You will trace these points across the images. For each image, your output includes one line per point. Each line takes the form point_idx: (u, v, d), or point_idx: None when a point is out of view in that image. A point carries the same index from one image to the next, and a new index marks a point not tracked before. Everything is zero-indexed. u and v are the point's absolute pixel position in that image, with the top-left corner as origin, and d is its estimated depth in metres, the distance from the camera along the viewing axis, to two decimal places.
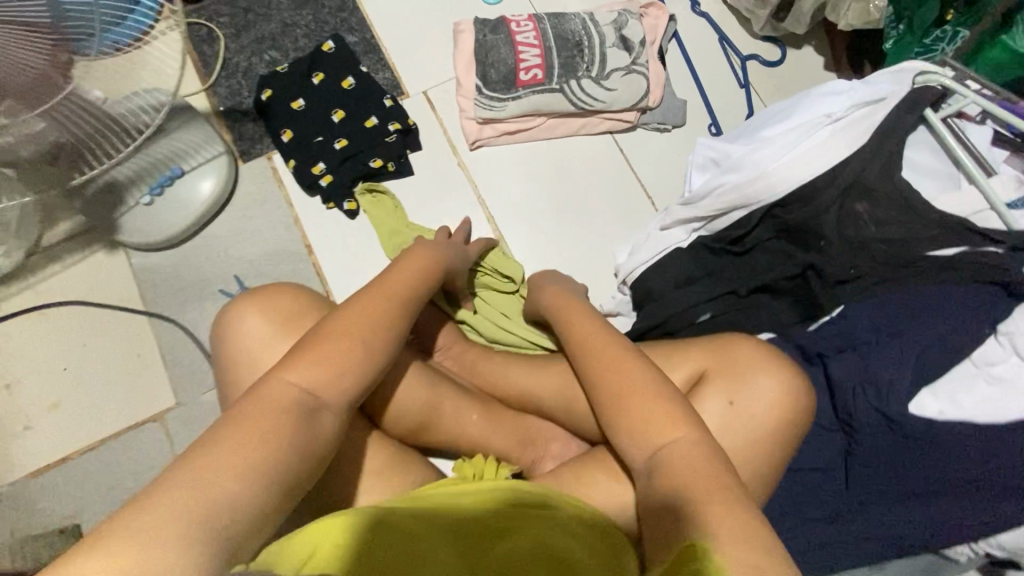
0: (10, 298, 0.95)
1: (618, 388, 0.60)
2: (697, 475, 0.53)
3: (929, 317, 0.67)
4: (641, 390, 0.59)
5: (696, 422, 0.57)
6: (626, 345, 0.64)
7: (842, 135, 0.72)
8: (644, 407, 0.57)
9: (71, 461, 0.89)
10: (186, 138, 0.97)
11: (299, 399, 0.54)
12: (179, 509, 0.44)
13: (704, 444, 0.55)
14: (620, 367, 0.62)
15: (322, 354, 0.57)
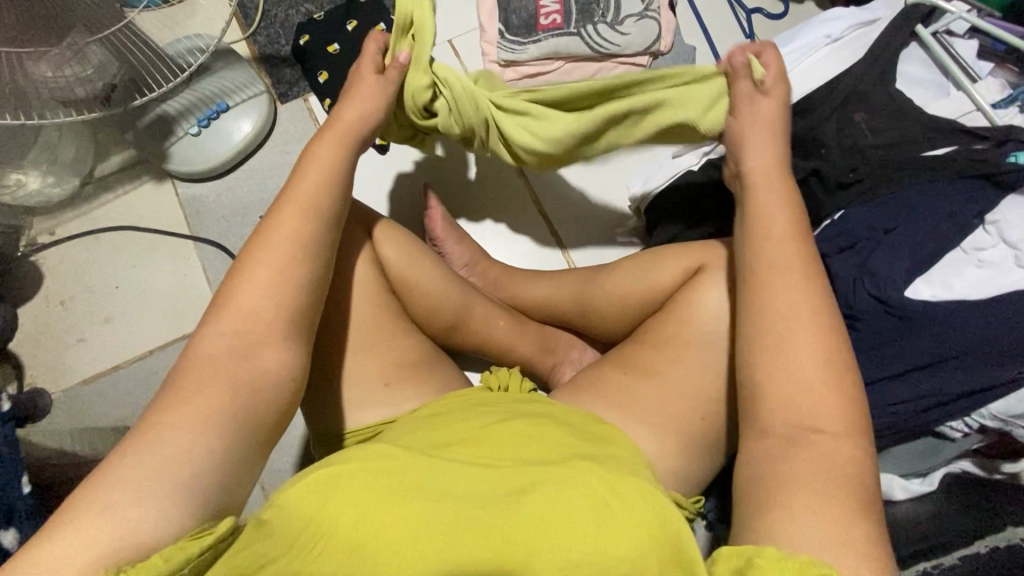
0: (66, 225, 1.02)
1: (772, 304, 0.57)
2: (791, 402, 0.54)
3: (921, 211, 0.74)
4: (783, 307, 0.57)
5: (827, 350, 0.55)
6: (778, 245, 0.60)
7: (839, 55, 0.83)
8: (793, 330, 0.56)
9: (121, 369, 0.96)
10: (231, 76, 1.05)
11: (245, 331, 0.55)
12: (145, 469, 0.46)
13: (834, 379, 0.54)
14: (796, 300, 0.57)
15: (239, 296, 0.56)
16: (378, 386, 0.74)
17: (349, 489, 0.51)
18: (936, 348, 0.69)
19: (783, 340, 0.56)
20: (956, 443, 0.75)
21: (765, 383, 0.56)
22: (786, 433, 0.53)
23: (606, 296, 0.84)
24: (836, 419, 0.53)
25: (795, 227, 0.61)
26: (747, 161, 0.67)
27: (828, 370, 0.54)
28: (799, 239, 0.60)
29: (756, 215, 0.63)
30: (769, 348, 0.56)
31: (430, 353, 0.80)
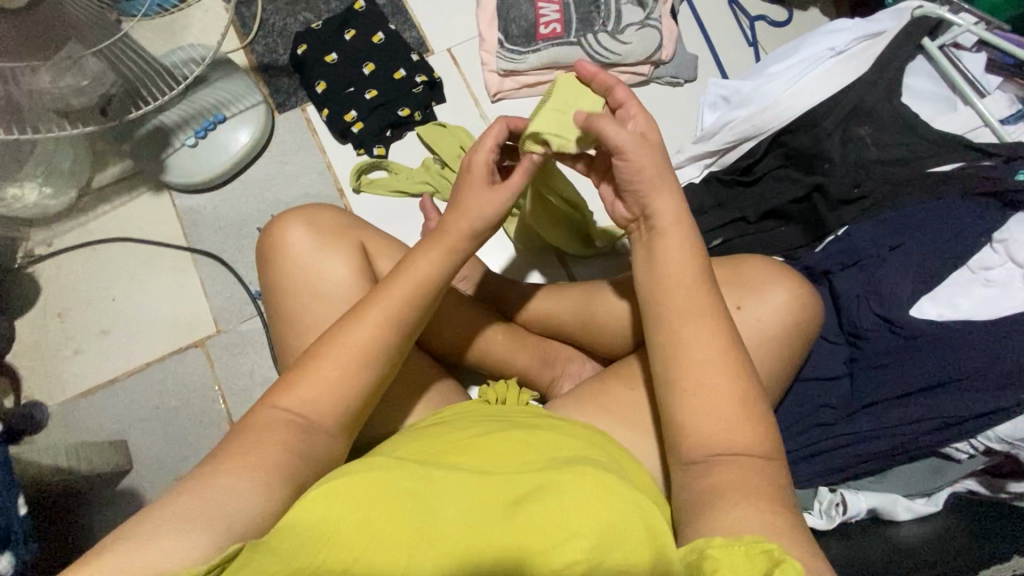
0: (63, 236, 1.02)
1: (684, 348, 0.56)
2: (712, 433, 0.53)
3: (927, 229, 0.72)
4: (693, 349, 0.55)
5: (740, 384, 0.54)
6: (693, 279, 0.58)
7: (844, 66, 0.82)
8: (705, 371, 0.54)
9: (117, 383, 0.95)
10: (228, 87, 1.04)
11: (312, 402, 0.56)
12: (197, 512, 0.47)
13: (748, 409, 0.54)
14: (692, 330, 0.56)
15: (321, 369, 0.57)
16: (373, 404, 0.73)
17: (349, 499, 0.50)
18: (942, 370, 0.69)
19: (700, 367, 0.55)
20: (961, 464, 0.74)
21: (679, 420, 0.55)
22: (707, 466, 0.52)
23: (606, 311, 0.83)
24: (756, 447, 0.52)
25: (694, 263, 0.59)
26: (649, 204, 0.60)
27: (737, 391, 0.54)
28: (696, 270, 0.58)
29: (653, 250, 0.60)
30: (684, 387, 0.55)
31: (428, 370, 0.79)
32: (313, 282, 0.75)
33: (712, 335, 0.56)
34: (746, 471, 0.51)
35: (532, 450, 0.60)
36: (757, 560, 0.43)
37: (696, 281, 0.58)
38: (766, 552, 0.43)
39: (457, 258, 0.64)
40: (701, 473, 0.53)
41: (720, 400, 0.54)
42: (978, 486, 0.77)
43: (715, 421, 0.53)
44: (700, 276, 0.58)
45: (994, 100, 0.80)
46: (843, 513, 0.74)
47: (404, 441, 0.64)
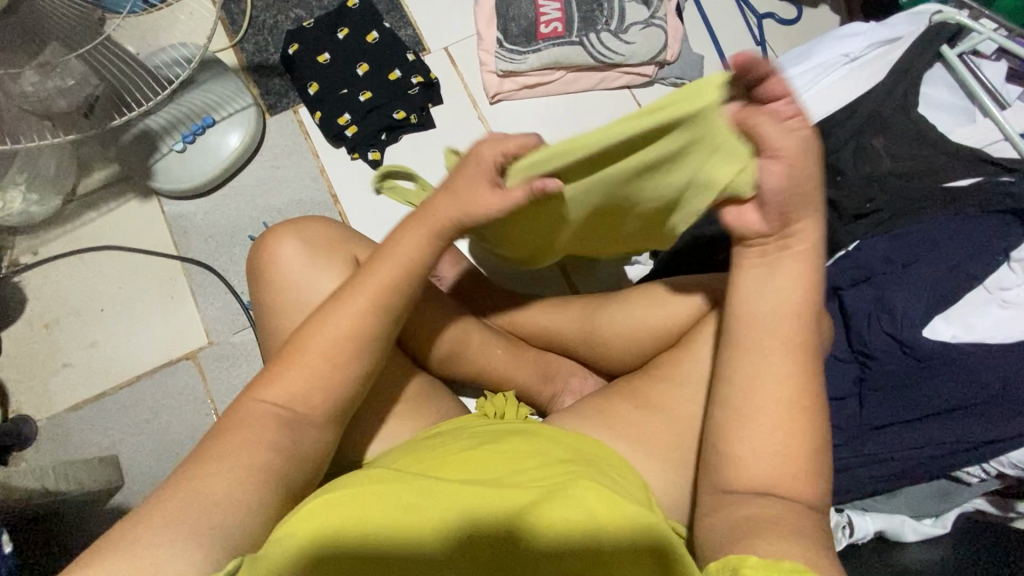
0: (50, 244, 0.99)
1: (751, 383, 0.54)
2: (759, 473, 0.52)
3: (939, 246, 0.71)
4: (762, 386, 0.53)
5: (801, 430, 0.52)
6: (777, 316, 0.55)
7: (860, 74, 0.80)
8: (770, 411, 0.52)
9: (107, 397, 0.93)
10: (217, 88, 1.00)
11: (305, 428, 0.53)
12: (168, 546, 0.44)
13: (804, 457, 0.52)
14: (770, 364, 0.54)
15: (306, 363, 0.54)
16: (369, 425, 0.71)
17: (342, 509, 0.50)
18: (954, 394, 0.67)
19: (772, 402, 0.53)
20: (971, 487, 0.72)
21: (731, 453, 0.53)
22: (743, 503, 0.51)
23: (610, 326, 0.80)
24: (801, 491, 0.51)
25: (789, 299, 0.55)
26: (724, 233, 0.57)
27: (800, 428, 0.52)
28: (789, 313, 0.54)
29: (735, 281, 0.57)
30: (743, 422, 0.53)
31: (425, 388, 0.76)
32: (304, 300, 0.72)
33: (789, 371, 0.53)
34: (768, 509, 0.49)
35: (545, 462, 0.57)
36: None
37: (789, 325, 0.54)
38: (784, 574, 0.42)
39: (438, 245, 0.60)
40: (729, 507, 0.51)
41: (786, 437, 0.52)
42: (988, 508, 0.75)
43: (774, 458, 0.51)
44: (791, 316, 0.55)
45: (1017, 113, 0.77)
46: (849, 536, 0.73)
47: (407, 453, 0.63)
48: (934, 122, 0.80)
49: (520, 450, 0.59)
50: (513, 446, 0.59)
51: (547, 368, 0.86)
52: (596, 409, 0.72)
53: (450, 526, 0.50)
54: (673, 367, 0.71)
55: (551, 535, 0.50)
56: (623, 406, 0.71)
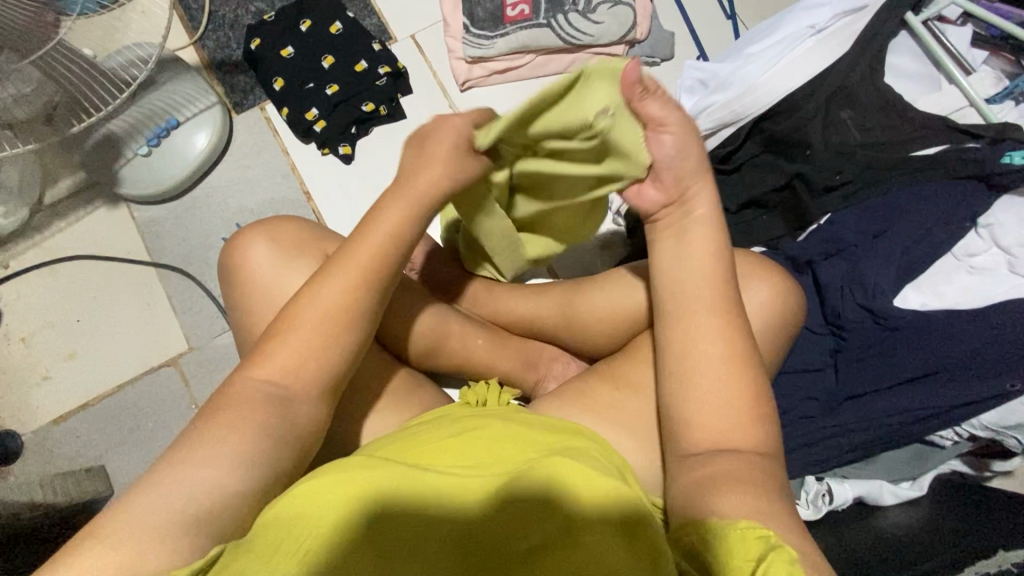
0: (19, 256, 0.97)
1: (688, 351, 0.56)
2: (709, 435, 0.53)
3: (908, 216, 0.72)
4: (706, 348, 0.55)
5: (751, 388, 0.54)
6: (712, 280, 0.57)
7: (829, 42, 0.79)
8: (706, 368, 0.55)
9: (89, 408, 0.92)
10: (179, 89, 0.97)
11: None
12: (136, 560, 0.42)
13: (754, 415, 0.53)
14: (703, 327, 0.56)
15: (302, 371, 0.53)
16: (351, 422, 0.71)
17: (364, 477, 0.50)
18: (926, 361, 0.69)
19: (704, 362, 0.55)
20: (945, 450, 0.74)
21: (681, 417, 0.55)
22: (701, 461, 0.52)
23: (589, 310, 0.80)
24: (750, 443, 0.52)
25: (708, 262, 0.58)
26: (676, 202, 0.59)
27: (741, 379, 0.54)
28: (715, 278, 0.57)
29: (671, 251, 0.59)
30: (693, 386, 0.55)
31: (407, 381, 0.76)
32: (277, 302, 0.71)
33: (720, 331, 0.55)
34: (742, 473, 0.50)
35: (523, 443, 0.58)
36: (752, 544, 0.43)
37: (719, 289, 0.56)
38: (761, 538, 0.44)
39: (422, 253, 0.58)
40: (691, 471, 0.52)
41: (726, 393, 0.54)
42: (965, 470, 0.77)
43: (721, 417, 0.53)
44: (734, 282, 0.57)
45: (981, 78, 0.78)
46: (829, 503, 0.75)
47: (387, 443, 0.62)
48: (902, 91, 0.80)
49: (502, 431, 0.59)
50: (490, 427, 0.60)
51: (527, 354, 0.86)
52: (577, 393, 0.72)
53: (457, 502, 0.51)
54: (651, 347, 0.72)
55: (534, 503, 0.50)
56: (604, 390, 0.71)
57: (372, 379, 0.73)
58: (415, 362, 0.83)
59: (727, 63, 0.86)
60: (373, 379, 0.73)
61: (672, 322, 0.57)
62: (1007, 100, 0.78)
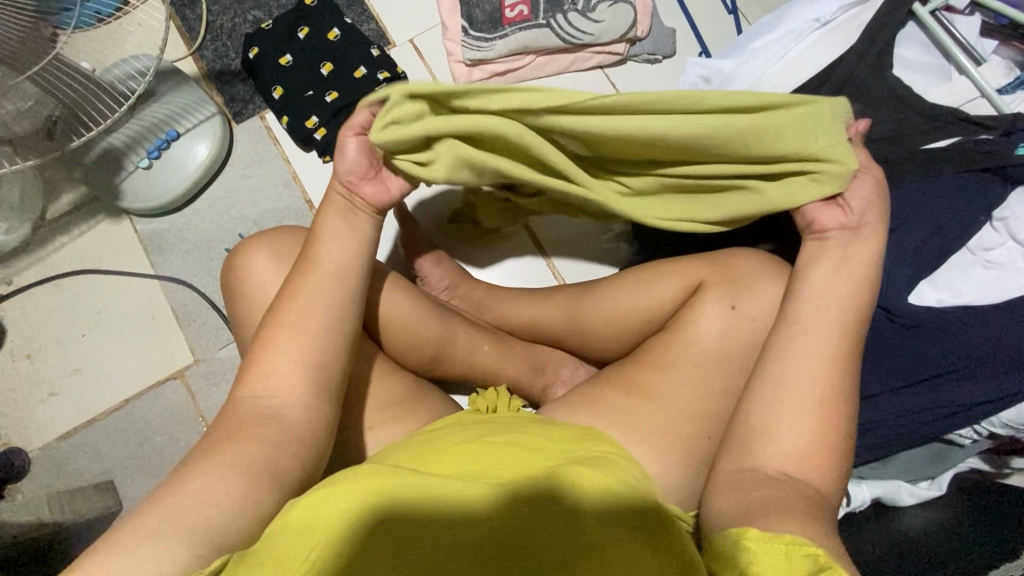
0: (23, 272, 0.97)
1: (806, 362, 0.56)
2: (778, 445, 0.54)
3: (921, 210, 0.70)
4: (808, 363, 0.56)
5: (825, 412, 0.55)
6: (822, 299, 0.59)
7: (830, 38, 0.80)
8: (810, 390, 0.55)
9: (96, 423, 0.92)
10: (178, 100, 0.97)
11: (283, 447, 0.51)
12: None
13: (824, 449, 0.54)
14: (812, 347, 0.57)
15: None
16: (361, 433, 0.71)
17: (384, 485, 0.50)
18: (943, 359, 0.67)
19: (805, 382, 0.55)
20: (965, 448, 0.73)
21: (767, 430, 0.54)
22: (766, 482, 0.52)
23: (596, 314, 0.79)
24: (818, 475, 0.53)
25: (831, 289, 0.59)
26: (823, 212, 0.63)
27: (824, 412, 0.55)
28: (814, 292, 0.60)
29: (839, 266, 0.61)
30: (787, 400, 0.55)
31: (414, 390, 0.75)
32: None
33: (823, 357, 0.56)
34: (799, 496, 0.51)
35: (540, 448, 0.57)
36: (798, 563, 0.42)
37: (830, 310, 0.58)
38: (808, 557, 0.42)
39: None
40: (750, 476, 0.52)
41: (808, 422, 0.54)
42: (983, 467, 0.76)
43: (799, 443, 0.54)
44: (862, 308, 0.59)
45: (991, 69, 0.78)
46: (846, 505, 0.73)
47: (395, 453, 0.61)
48: (911, 83, 0.79)
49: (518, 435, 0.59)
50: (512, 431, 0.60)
51: (535, 359, 0.85)
52: (587, 399, 0.71)
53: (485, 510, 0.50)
54: (661, 351, 0.71)
55: (561, 512, 0.50)
56: (614, 396, 0.70)
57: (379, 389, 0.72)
58: (421, 372, 0.82)
59: (731, 59, 0.85)
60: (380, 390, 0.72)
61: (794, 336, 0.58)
62: (1019, 90, 0.76)
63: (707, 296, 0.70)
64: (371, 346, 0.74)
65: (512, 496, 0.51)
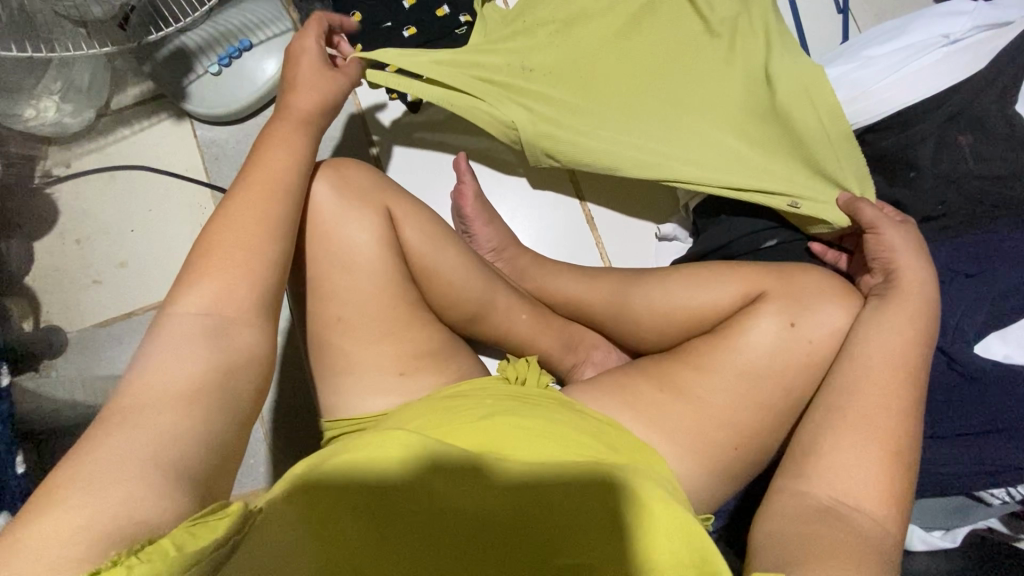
0: (82, 158, 0.98)
1: (850, 410, 0.60)
2: (875, 444, 0.58)
3: (1012, 258, 0.68)
4: (857, 410, 0.60)
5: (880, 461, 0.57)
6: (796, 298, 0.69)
7: (953, 59, 0.77)
8: (866, 441, 0.58)
9: (136, 316, 0.95)
10: (256, 11, 0.96)
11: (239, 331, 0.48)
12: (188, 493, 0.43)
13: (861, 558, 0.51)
14: (868, 383, 0.61)
15: None
16: (389, 380, 0.70)
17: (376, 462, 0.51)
18: (998, 417, 0.64)
19: (866, 421, 0.59)
20: (990, 508, 0.71)
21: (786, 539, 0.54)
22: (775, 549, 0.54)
23: (644, 305, 0.77)
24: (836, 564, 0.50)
25: (891, 331, 0.64)
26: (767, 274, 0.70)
27: (840, 462, 0.58)
28: (856, 361, 0.63)
29: (871, 320, 0.65)
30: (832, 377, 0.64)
31: (449, 345, 0.75)
32: (334, 247, 0.69)
33: (865, 401, 0.60)
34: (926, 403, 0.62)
35: (560, 439, 0.59)
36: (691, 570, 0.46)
37: (876, 367, 0.62)
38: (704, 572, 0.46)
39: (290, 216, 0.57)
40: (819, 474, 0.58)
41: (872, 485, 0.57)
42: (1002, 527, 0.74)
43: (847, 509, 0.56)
44: (813, 325, 0.68)
45: None
46: None
47: (423, 412, 0.63)
48: None
49: (545, 422, 0.61)
50: (533, 415, 0.62)
51: (566, 336, 0.85)
52: (620, 388, 0.70)
53: (486, 482, 0.52)
54: (703, 355, 0.69)
55: (563, 494, 0.52)
56: (651, 396, 0.69)
57: (417, 339, 0.72)
58: (457, 329, 0.81)
59: (842, 60, 0.83)
60: (418, 340, 0.72)
61: (865, 408, 0.60)
62: None
63: (762, 308, 0.69)
64: (415, 296, 0.74)
65: (530, 478, 0.52)
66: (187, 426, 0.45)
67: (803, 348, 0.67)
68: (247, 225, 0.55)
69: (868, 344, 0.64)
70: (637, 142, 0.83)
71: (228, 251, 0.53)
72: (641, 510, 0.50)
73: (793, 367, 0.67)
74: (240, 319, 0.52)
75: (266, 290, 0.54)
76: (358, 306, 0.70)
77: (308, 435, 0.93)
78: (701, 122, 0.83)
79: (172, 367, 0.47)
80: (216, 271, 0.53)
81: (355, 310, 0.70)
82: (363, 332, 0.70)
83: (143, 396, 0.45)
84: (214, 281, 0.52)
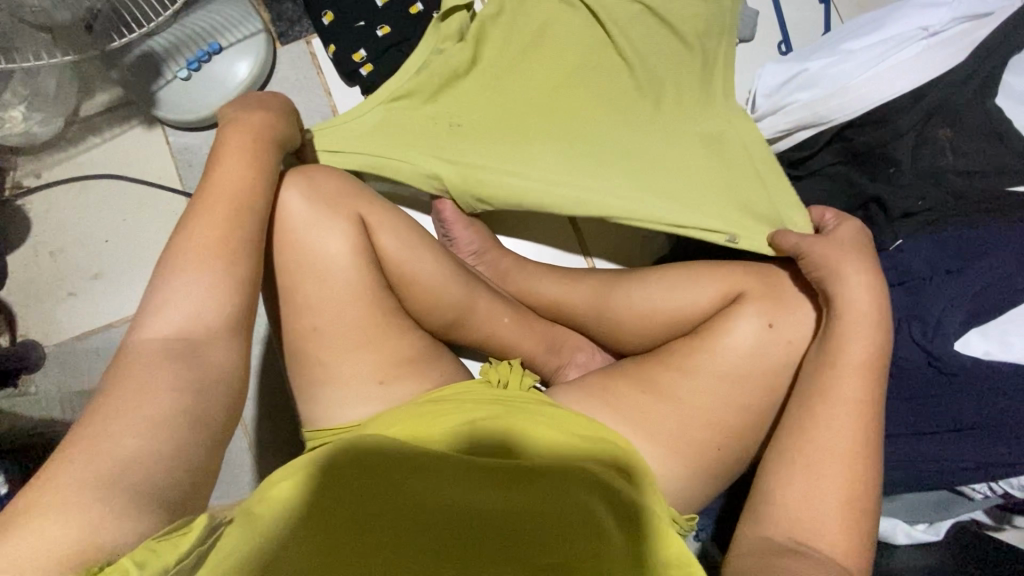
0: (52, 167, 0.95)
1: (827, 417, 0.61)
2: (847, 449, 0.60)
3: (992, 252, 0.68)
4: (833, 417, 0.61)
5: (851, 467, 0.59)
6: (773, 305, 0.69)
7: (935, 52, 0.75)
8: (840, 448, 0.60)
9: (114, 328, 0.93)
10: (225, 12, 0.93)
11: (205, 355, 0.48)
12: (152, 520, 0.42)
13: None
14: (843, 387, 0.62)
15: None
16: (368, 390, 0.70)
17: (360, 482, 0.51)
18: (978, 413, 0.65)
19: (839, 428, 0.61)
20: (972, 502, 0.71)
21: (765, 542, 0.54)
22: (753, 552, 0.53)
23: (625, 306, 0.77)
24: None
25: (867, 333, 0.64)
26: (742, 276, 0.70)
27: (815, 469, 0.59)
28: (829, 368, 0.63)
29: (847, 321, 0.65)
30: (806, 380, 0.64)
31: (429, 353, 0.74)
32: (307, 258, 0.68)
33: (838, 408, 0.61)
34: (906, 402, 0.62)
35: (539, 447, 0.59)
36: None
37: (849, 371, 0.63)
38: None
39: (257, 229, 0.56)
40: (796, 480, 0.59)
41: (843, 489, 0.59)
42: (984, 519, 0.75)
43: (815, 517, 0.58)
44: (791, 324, 0.68)
45: None
46: None
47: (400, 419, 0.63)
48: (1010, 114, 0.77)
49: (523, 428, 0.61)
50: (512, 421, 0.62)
51: (549, 339, 0.84)
52: (601, 391, 0.70)
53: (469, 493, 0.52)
54: (685, 357, 0.68)
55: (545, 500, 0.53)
56: (632, 399, 0.68)
57: (396, 348, 0.71)
58: (438, 334, 0.81)
59: (822, 55, 0.83)
60: (397, 349, 0.71)
61: (839, 416, 0.61)
62: None
63: (741, 310, 0.69)
64: (393, 305, 0.73)
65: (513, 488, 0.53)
66: (151, 452, 0.44)
67: (783, 347, 0.68)
68: (212, 241, 0.54)
69: (847, 345, 0.64)
70: (605, 148, 0.84)
71: (192, 268, 0.52)
72: (625, 518, 0.53)
73: (774, 368, 0.67)
74: (206, 338, 0.51)
75: (233, 308, 0.53)
76: (334, 317, 0.69)
77: (293, 444, 0.92)
78: (665, 131, 0.84)
79: (135, 390, 0.46)
80: (181, 289, 0.51)
81: (332, 321, 0.69)
82: (341, 343, 0.69)
83: (104, 422, 0.44)
84: (179, 300, 0.51)
